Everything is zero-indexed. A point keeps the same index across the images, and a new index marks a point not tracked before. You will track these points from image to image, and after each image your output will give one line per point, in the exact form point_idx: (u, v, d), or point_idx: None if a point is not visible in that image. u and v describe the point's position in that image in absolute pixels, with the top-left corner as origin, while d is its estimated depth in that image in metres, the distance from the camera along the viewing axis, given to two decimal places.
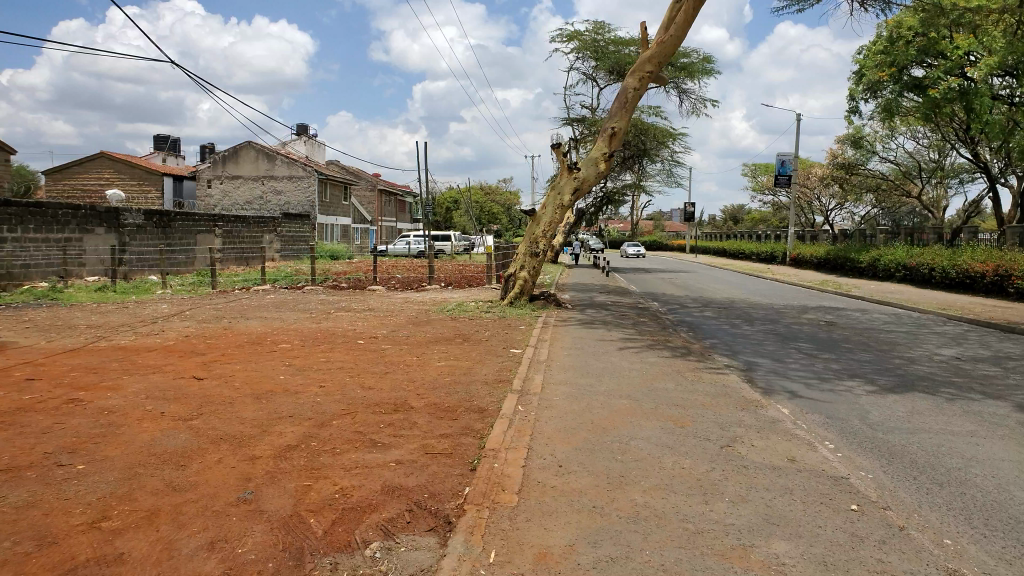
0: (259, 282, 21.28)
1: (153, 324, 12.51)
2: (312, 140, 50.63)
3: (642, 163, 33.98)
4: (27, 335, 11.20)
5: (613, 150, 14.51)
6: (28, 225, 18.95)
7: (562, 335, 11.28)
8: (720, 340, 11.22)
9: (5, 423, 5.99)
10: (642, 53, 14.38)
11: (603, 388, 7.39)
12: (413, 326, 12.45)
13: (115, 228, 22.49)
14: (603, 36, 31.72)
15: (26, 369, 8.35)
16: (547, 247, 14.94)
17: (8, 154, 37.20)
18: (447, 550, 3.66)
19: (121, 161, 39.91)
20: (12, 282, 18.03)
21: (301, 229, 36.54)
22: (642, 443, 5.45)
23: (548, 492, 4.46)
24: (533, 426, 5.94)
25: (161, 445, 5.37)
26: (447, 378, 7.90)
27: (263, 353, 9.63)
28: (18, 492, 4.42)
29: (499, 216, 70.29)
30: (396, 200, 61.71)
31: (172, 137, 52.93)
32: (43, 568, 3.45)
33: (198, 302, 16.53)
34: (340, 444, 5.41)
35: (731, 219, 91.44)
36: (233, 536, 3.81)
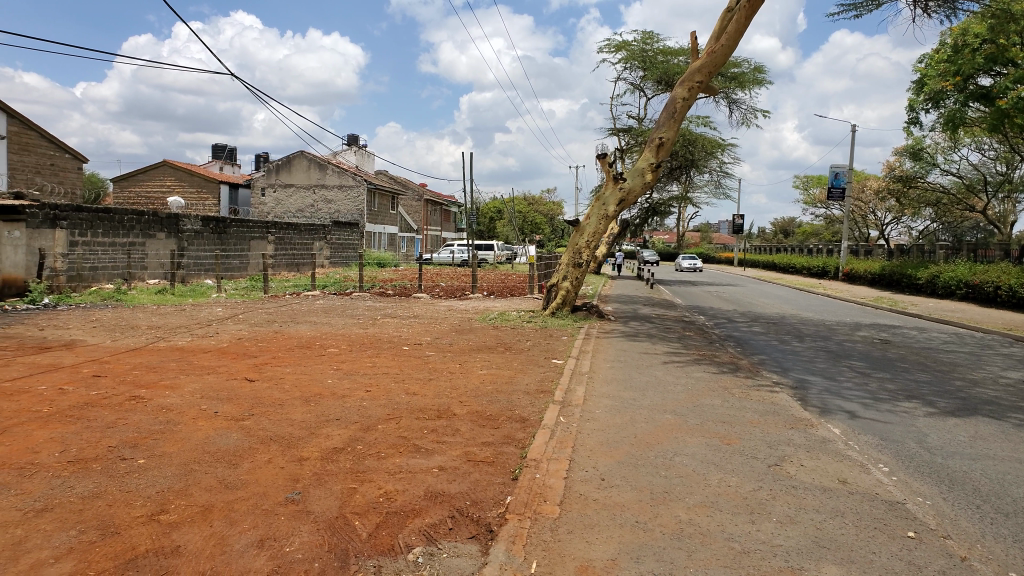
0: (310, 287, 21.69)
1: (209, 327, 12.84)
2: (362, 150, 51.51)
3: (690, 174, 33.69)
4: (93, 333, 11.64)
5: (660, 160, 14.41)
6: (98, 230, 19.52)
7: (605, 347, 11.22)
8: (768, 357, 11.01)
9: (73, 416, 6.22)
10: (692, 63, 14.27)
11: (648, 403, 7.31)
12: (456, 334, 12.52)
13: (176, 233, 23.16)
14: (652, 47, 31.66)
15: (92, 366, 8.66)
16: (591, 258, 14.87)
17: (80, 160, 39.05)
18: (489, 559, 3.67)
19: (182, 169, 41.11)
20: (81, 284, 18.77)
21: (350, 237, 37.16)
22: (687, 459, 5.39)
23: (591, 505, 4.44)
24: (575, 439, 5.91)
25: (216, 443, 5.50)
26: (490, 386, 7.92)
27: (312, 357, 9.81)
28: (84, 482, 4.58)
29: (544, 227, 70.33)
30: (441, 209, 62.26)
31: (228, 146, 54.37)
32: (104, 557, 3.57)
33: (251, 306, 16.91)
34: (385, 449, 5.48)
35: (781, 232, 89.96)
36: (281, 535, 3.89)
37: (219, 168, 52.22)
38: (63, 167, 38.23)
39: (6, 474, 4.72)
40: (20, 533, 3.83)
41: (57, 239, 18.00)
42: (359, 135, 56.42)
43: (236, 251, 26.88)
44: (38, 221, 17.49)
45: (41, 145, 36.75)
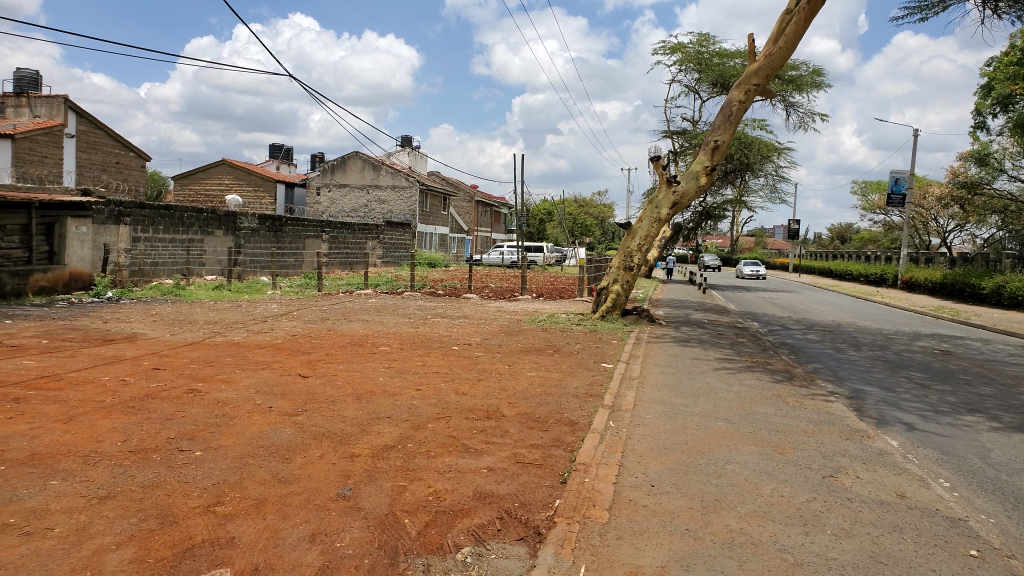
0: (362, 286, 21.96)
1: (265, 323, 13.12)
2: (415, 151, 52.03)
3: (745, 177, 33.14)
4: (154, 327, 11.98)
5: (715, 164, 14.20)
6: (159, 226, 20.09)
7: (656, 352, 11.11)
8: (824, 365, 10.74)
9: (135, 407, 6.43)
10: (749, 65, 14.05)
11: (699, 410, 7.20)
12: (506, 335, 12.54)
13: (233, 231, 23.76)
14: (708, 49, 31.28)
15: (153, 360, 8.91)
16: (642, 261, 14.74)
17: (143, 158, 40.44)
18: (537, 562, 3.66)
19: (239, 168, 42.18)
20: (142, 279, 19.44)
21: (401, 237, 37.62)
22: (738, 467, 5.30)
23: (640, 511, 4.39)
24: (624, 444, 5.85)
25: (270, 438, 5.60)
26: (538, 389, 7.89)
27: (363, 354, 9.94)
28: (144, 472, 4.72)
29: (594, 229, 70.01)
30: (491, 210, 62.45)
31: (285, 146, 55.48)
32: (164, 546, 3.67)
33: (305, 303, 17.22)
34: (434, 447, 5.52)
35: (837, 238, 87.86)
36: (332, 530, 3.94)
37: (275, 168, 53.41)
38: (128, 165, 39.64)
39: (72, 461, 4.90)
40: (84, 519, 3.96)
41: (121, 235, 18.61)
42: (412, 136, 56.95)
43: (291, 249, 27.48)
44: (104, 217, 18.11)
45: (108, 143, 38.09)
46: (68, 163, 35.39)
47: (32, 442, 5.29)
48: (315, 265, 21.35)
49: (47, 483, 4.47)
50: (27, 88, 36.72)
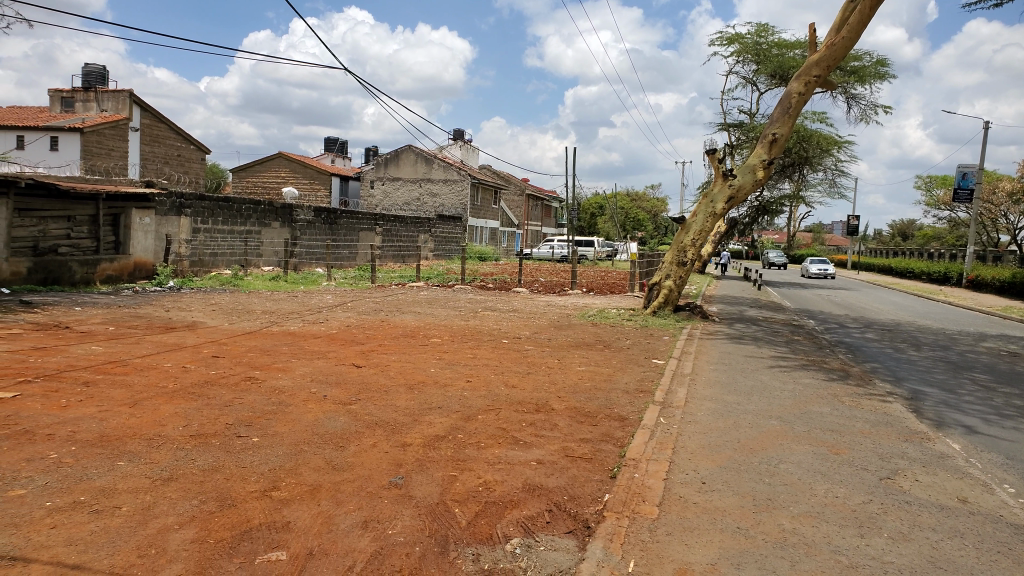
0: (414, 279, 22.18)
1: (319, 313, 13.38)
2: (467, 144, 52.27)
3: (803, 171, 32.37)
4: (214, 316, 12.36)
5: (773, 157, 13.91)
6: (218, 217, 20.61)
7: (708, 349, 10.97)
8: (882, 365, 10.45)
9: (195, 393, 6.64)
10: (810, 56, 13.72)
11: (753, 408, 7.08)
12: (555, 329, 12.53)
13: (289, 223, 24.28)
14: (767, 39, 30.70)
15: (212, 348, 9.18)
16: (695, 257, 14.55)
17: (203, 151, 41.59)
18: (586, 555, 3.66)
19: (296, 161, 43.05)
20: (202, 269, 19.98)
21: (452, 230, 37.90)
22: (792, 466, 5.20)
23: (691, 508, 4.34)
24: (675, 441, 5.78)
25: (324, 426, 5.73)
26: (588, 384, 7.87)
27: (415, 345, 10.05)
28: (205, 456, 4.87)
29: (646, 223, 69.25)
30: (543, 204, 62.38)
31: (340, 140, 56.39)
32: (224, 528, 3.79)
33: (358, 294, 17.48)
34: (484, 439, 5.55)
35: (899, 234, 85.17)
36: (384, 517, 4.01)
37: (330, 161, 54.34)
38: (188, 157, 40.82)
39: (137, 443, 5.09)
40: (149, 499, 4.11)
41: (182, 226, 19.16)
42: (464, 130, 57.22)
43: (346, 241, 27.92)
44: (166, 209, 18.66)
45: (170, 137, 39.26)
46: (133, 156, 36.61)
47: (101, 424, 5.51)
48: (367, 256, 21.67)
49: (114, 463, 4.65)
50: (95, 83, 37.97)
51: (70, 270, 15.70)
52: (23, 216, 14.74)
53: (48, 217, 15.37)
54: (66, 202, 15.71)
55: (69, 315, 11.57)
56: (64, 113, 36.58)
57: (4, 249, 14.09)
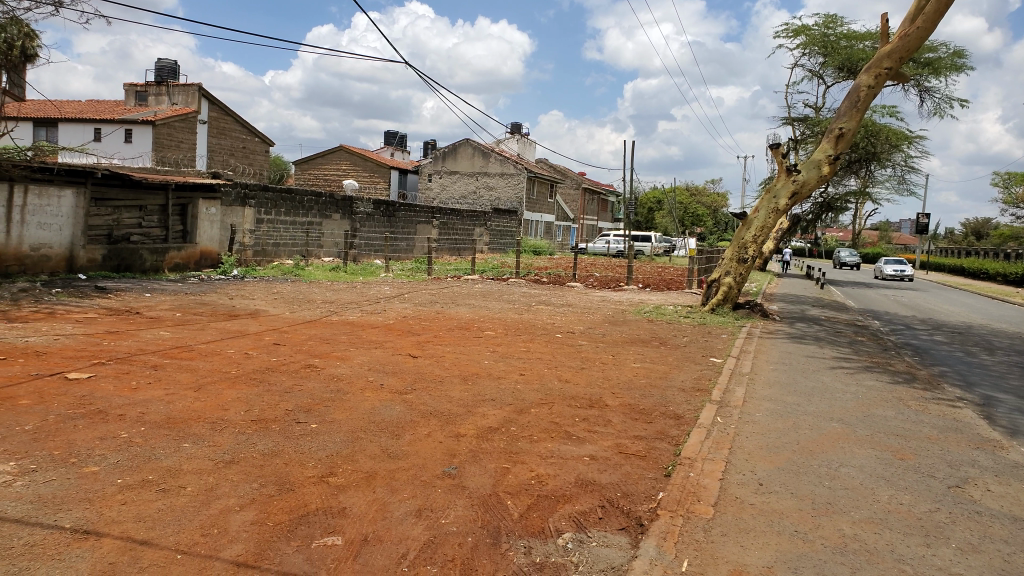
0: (470, 272, 22.32)
1: (377, 304, 13.59)
2: (524, 138, 52.26)
3: (870, 167, 31.38)
4: (275, 305, 12.67)
5: (840, 152, 13.52)
6: (281, 209, 21.07)
7: (768, 348, 10.75)
8: (952, 369, 10.07)
9: (257, 379, 6.84)
10: (881, 48, 13.27)
11: (813, 409, 6.90)
12: (610, 325, 12.45)
13: (349, 215, 24.69)
14: (835, 31, 29.84)
15: (274, 335, 9.42)
16: (756, 253, 14.26)
17: (268, 143, 42.59)
18: (639, 553, 3.63)
19: (357, 154, 43.74)
20: (265, 259, 20.49)
21: (508, 224, 38.01)
22: (854, 471, 5.06)
23: (747, 509, 4.27)
24: (732, 441, 5.67)
25: (381, 414, 5.82)
26: (643, 381, 7.80)
27: (469, 338, 10.11)
28: (265, 441, 5.00)
29: (705, 219, 68.13)
30: (600, 198, 61.96)
31: (399, 133, 57.03)
32: (282, 511, 3.89)
33: (415, 286, 17.66)
34: (537, 433, 5.55)
35: (973, 233, 81.80)
36: (438, 507, 4.05)
37: (390, 155, 55.03)
38: (253, 150, 41.86)
39: (201, 426, 5.25)
40: (211, 480, 4.24)
41: (246, 216, 19.66)
42: (522, 124, 57.17)
43: (403, 234, 28.25)
44: (231, 199, 19.16)
45: (236, 129, 40.31)
46: (201, 148, 37.74)
47: (167, 406, 5.71)
48: (424, 248, 21.88)
49: (180, 445, 4.81)
50: (168, 78, 39.00)
51: (141, 258, 16.37)
52: (99, 205, 15.39)
53: (122, 207, 15.97)
54: (139, 192, 16.29)
55: (139, 301, 11.99)
56: (138, 106, 37.90)
57: (82, 237, 14.82)
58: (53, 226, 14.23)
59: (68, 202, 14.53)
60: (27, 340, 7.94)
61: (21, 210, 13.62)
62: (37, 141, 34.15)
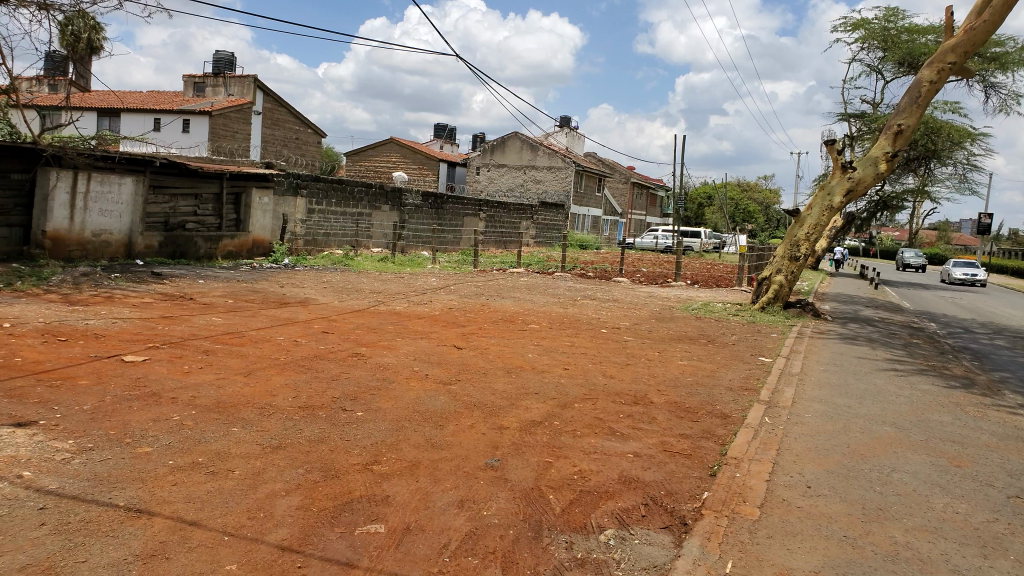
0: (516, 265, 22.32)
1: (424, 294, 13.71)
2: (573, 131, 52.01)
3: (930, 165, 30.43)
4: (324, 293, 12.87)
5: (898, 149, 13.14)
6: (331, 199, 21.36)
7: (819, 348, 10.53)
8: (1013, 375, 9.71)
9: (305, 366, 6.95)
10: (945, 42, 12.83)
11: (865, 412, 6.73)
12: (657, 321, 12.33)
13: (398, 206, 24.92)
14: (896, 24, 28.95)
15: (322, 323, 9.57)
16: (809, 251, 13.96)
17: (320, 134, 43.25)
18: (682, 552, 3.59)
19: (406, 147, 44.10)
20: (315, 248, 20.82)
21: (554, 218, 37.92)
22: (907, 476, 4.93)
23: (794, 512, 4.18)
24: (780, 442, 5.56)
25: (425, 404, 5.87)
26: (690, 378, 7.72)
27: (514, 331, 10.13)
28: (311, 427, 5.08)
29: (757, 215, 66.88)
30: (649, 192, 61.36)
31: (449, 126, 57.29)
32: (326, 497, 3.94)
33: (461, 278, 17.73)
34: (581, 427, 5.54)
35: None
36: (480, 498, 4.07)
37: (438, 147, 55.35)
38: (306, 141, 42.56)
39: (250, 411, 5.37)
40: (259, 465, 4.33)
41: (298, 206, 20.02)
42: (571, 117, 56.82)
43: (450, 226, 28.42)
44: (283, 189, 19.53)
45: (290, 121, 41.05)
46: (255, 138, 38.55)
47: (218, 390, 5.85)
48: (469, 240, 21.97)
49: (229, 429, 4.91)
50: (224, 69, 39.99)
51: (195, 246, 16.79)
52: (157, 193, 15.83)
53: (178, 195, 16.40)
54: (195, 181, 16.70)
55: (193, 287, 12.29)
56: (195, 97, 38.78)
57: (140, 224, 15.24)
58: (113, 213, 14.68)
59: (128, 189, 14.95)
60: (87, 323, 8.21)
61: (84, 196, 14.07)
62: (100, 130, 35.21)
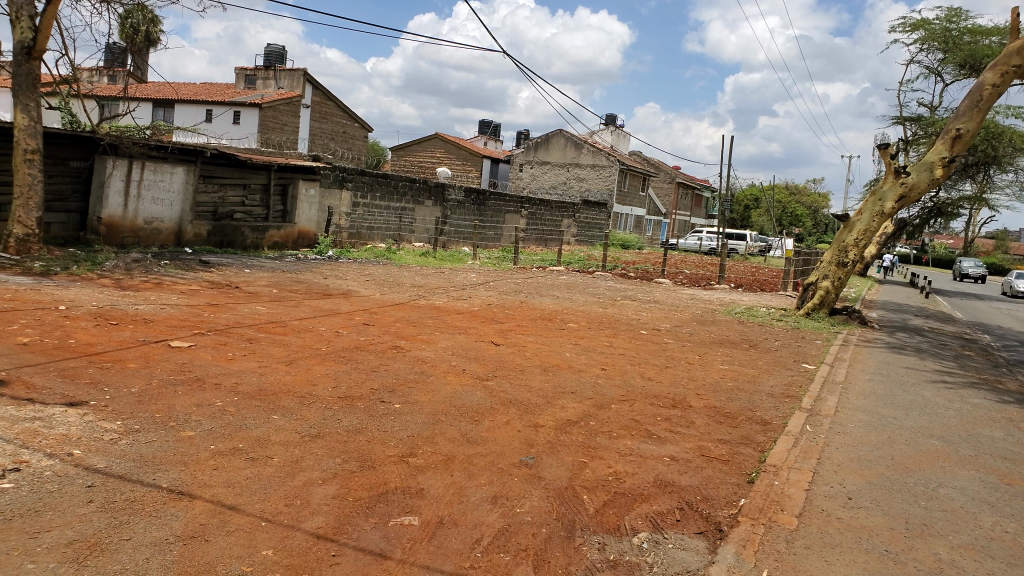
0: (556, 263, 22.27)
1: (463, 290, 13.75)
2: (618, 130, 51.65)
3: (989, 171, 29.48)
4: (366, 286, 12.99)
5: (955, 155, 12.68)
6: (376, 193, 21.54)
7: (865, 357, 10.29)
8: None
9: (344, 357, 7.03)
10: (1011, 44, 12.42)
11: (911, 424, 6.55)
12: (698, 324, 12.18)
13: (441, 202, 25.05)
14: (958, 25, 28.08)
15: (363, 315, 9.67)
16: (858, 257, 13.64)
17: (366, 128, 43.71)
18: (716, 559, 3.55)
19: (451, 142, 44.30)
20: (359, 242, 21.05)
21: (597, 216, 37.74)
22: (953, 492, 4.79)
23: (834, 523, 4.10)
24: (821, 451, 5.45)
25: (462, 399, 5.90)
26: (730, 383, 7.61)
27: (553, 329, 10.10)
28: (350, 417, 5.14)
29: (804, 219, 65.59)
30: (694, 193, 60.61)
31: (494, 123, 57.35)
32: (362, 487, 3.99)
33: (501, 275, 17.73)
34: (617, 429, 5.51)
35: None
36: (514, 495, 4.07)
37: (483, 144, 55.48)
38: (353, 135, 43.04)
39: (291, 399, 5.45)
40: (297, 453, 4.39)
41: (343, 199, 20.25)
42: (617, 115, 56.43)
43: (492, 222, 28.49)
44: (330, 181, 19.77)
45: (338, 114, 41.56)
46: (304, 131, 39.14)
47: (260, 378, 5.96)
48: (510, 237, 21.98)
49: (269, 416, 5.00)
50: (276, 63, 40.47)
51: (242, 235, 17.12)
52: (207, 183, 16.17)
53: (227, 185, 16.73)
54: (244, 171, 17.02)
55: (239, 276, 12.52)
56: (246, 89, 39.49)
57: (190, 213, 15.56)
58: (165, 201, 15.04)
59: (179, 178, 15.28)
60: (137, 308, 8.42)
61: (138, 184, 14.44)
62: (155, 120, 36.07)
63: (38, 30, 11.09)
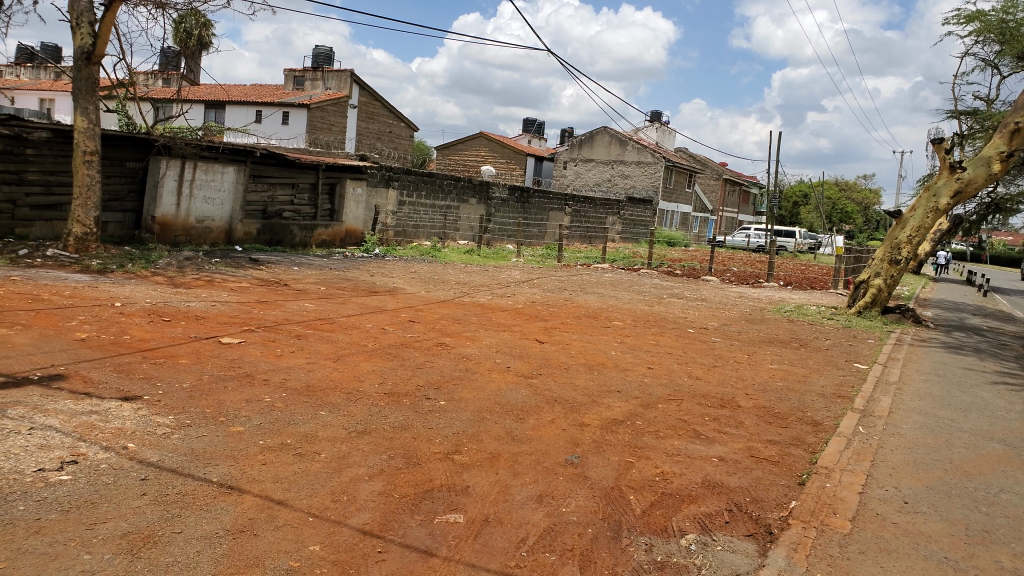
0: (601, 261, 22.10)
1: (508, 287, 13.74)
2: (663, 126, 51.10)
3: None
4: (411, 283, 13.08)
5: (1013, 149, 12.37)
6: (421, 191, 21.66)
7: (920, 357, 9.98)
8: None
9: (391, 354, 7.09)
10: None
11: (970, 427, 6.34)
12: (746, 323, 11.96)
13: (485, 199, 25.08)
14: (1016, 16, 27.14)
15: (409, 313, 9.73)
16: (911, 255, 13.25)
17: (412, 128, 44.05)
18: (767, 562, 3.48)
19: (495, 140, 44.35)
20: (404, 240, 21.21)
21: (642, 214, 37.43)
22: (1015, 498, 4.62)
23: (889, 528, 3.98)
24: (874, 453, 5.30)
25: (507, 397, 5.88)
26: (780, 383, 7.45)
27: (598, 327, 10.02)
28: (396, 414, 5.18)
29: (855, 216, 64.04)
30: (741, 190, 59.69)
31: (538, 120, 57.31)
32: (408, 484, 4.01)
33: (545, 272, 17.68)
34: (664, 429, 5.44)
35: None
36: (559, 494, 4.06)
37: (527, 141, 55.45)
38: (399, 134, 43.40)
39: (338, 395, 5.52)
40: (344, 449, 4.44)
41: (389, 198, 20.42)
42: (662, 111, 55.83)
43: (536, 220, 28.43)
44: (376, 181, 19.95)
45: (383, 114, 41.97)
46: (351, 131, 39.63)
47: (308, 374, 6.05)
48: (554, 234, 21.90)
49: (317, 412, 5.07)
50: (323, 64, 41.03)
51: (291, 233, 17.41)
52: (257, 182, 16.47)
53: (276, 185, 17.02)
54: (292, 171, 17.29)
55: (287, 273, 12.71)
56: (295, 90, 40.11)
57: (240, 211, 15.87)
58: (216, 201, 15.37)
59: (230, 178, 15.59)
60: (189, 305, 8.61)
61: (190, 184, 14.78)
62: (207, 121, 36.83)
63: (97, 35, 11.40)
